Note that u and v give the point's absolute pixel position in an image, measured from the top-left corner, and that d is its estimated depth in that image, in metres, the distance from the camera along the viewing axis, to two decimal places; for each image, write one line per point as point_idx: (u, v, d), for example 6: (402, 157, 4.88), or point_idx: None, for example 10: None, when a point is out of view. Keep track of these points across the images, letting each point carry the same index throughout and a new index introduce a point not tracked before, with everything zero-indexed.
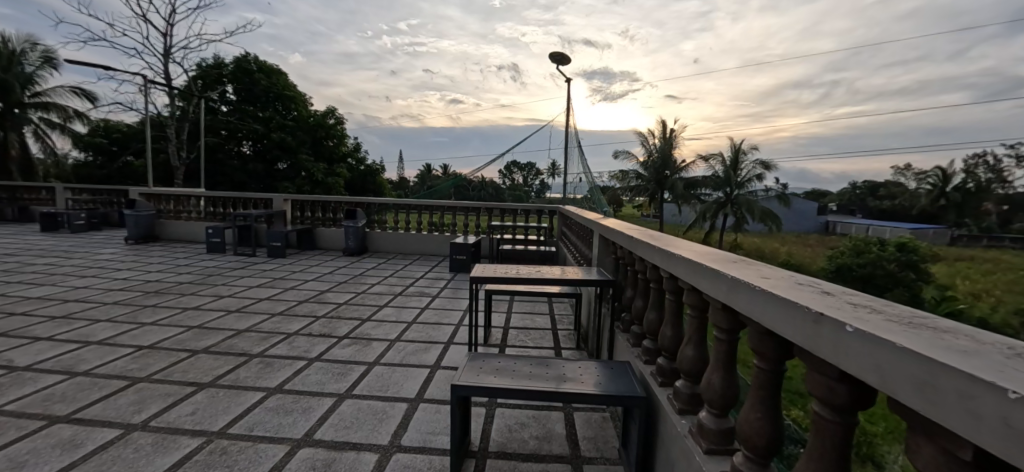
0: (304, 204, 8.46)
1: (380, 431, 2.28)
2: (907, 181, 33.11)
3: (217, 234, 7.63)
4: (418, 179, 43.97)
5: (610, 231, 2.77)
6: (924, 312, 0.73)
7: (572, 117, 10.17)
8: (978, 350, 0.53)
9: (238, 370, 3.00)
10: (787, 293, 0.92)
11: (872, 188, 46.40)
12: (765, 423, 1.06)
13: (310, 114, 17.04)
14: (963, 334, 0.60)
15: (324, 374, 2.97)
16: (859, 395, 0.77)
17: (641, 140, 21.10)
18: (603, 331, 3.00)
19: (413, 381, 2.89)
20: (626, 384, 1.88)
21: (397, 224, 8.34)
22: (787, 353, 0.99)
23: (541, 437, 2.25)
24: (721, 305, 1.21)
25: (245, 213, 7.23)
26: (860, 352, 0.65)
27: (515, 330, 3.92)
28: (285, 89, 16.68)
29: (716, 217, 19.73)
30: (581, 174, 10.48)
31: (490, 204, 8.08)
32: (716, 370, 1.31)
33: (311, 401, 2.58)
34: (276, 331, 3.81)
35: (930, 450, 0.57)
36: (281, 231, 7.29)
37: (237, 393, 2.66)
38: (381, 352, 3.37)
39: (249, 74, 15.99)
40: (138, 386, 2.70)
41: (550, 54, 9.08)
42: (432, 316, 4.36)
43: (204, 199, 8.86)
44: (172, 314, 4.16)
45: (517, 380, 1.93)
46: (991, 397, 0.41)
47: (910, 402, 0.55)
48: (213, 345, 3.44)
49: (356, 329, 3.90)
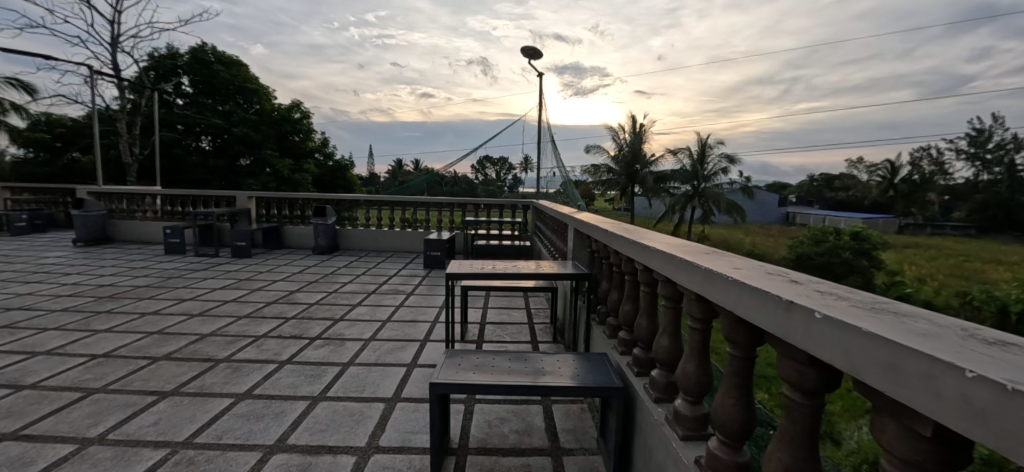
0: (269, 201, 8.12)
1: (357, 432, 2.22)
2: (859, 174, 35.30)
3: (176, 234, 7.17)
4: (390, 174, 42.73)
5: (584, 225, 2.77)
6: (884, 298, 0.77)
7: (544, 112, 10.20)
8: (937, 333, 0.56)
9: (204, 376, 2.85)
10: (758, 282, 0.95)
11: (826, 180, 49.10)
12: (739, 408, 1.10)
13: (274, 107, 16.40)
14: (921, 318, 0.64)
15: (297, 376, 2.87)
16: (827, 377, 0.80)
17: (612, 135, 21.47)
18: (579, 324, 3.03)
19: (390, 380, 2.84)
20: (603, 375, 1.90)
21: (369, 222, 8.11)
22: (757, 341, 1.03)
23: (520, 431, 2.26)
24: (696, 295, 1.24)
25: (207, 211, 6.86)
26: (827, 337, 0.68)
27: (492, 325, 3.94)
28: (246, 81, 15.96)
29: (685, 209, 20.27)
30: (554, 168, 10.17)
31: (464, 200, 8.04)
32: (691, 359, 1.34)
33: (283, 405, 2.49)
34: (244, 334, 3.64)
35: (895, 428, 0.60)
36: (247, 230, 6.96)
37: (204, 400, 2.53)
38: (355, 353, 3.27)
39: (207, 65, 15.19)
40: (93, 398, 2.51)
41: (522, 48, 9.21)
42: (408, 314, 4.29)
43: (161, 198, 8.34)
44: (129, 321, 3.89)
45: (497, 375, 1.92)
46: (951, 378, 0.45)
47: (876, 385, 0.58)
48: (176, 351, 3.25)
49: (329, 330, 3.79)
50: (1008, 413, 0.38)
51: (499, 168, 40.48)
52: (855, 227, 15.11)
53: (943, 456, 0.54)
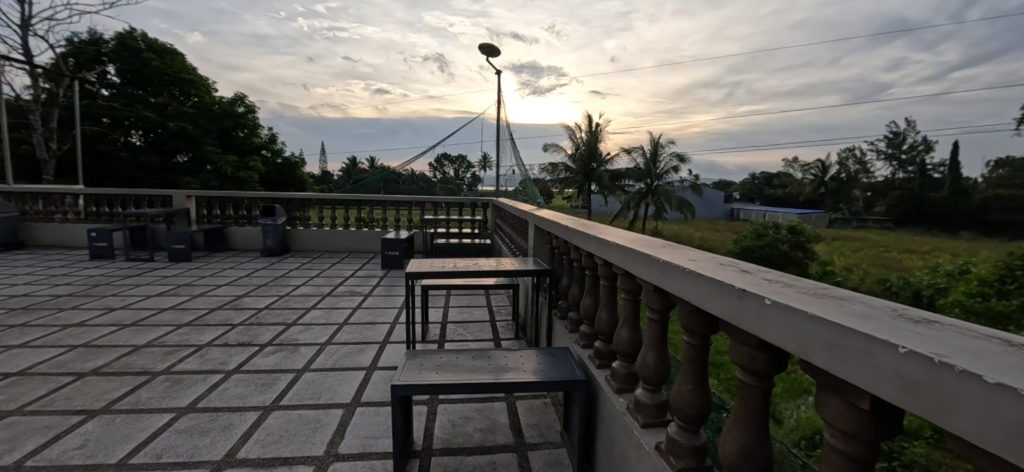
0: (211, 201, 7.55)
1: (314, 441, 2.11)
2: (794, 173, 38.45)
3: (103, 237, 6.46)
4: (344, 173, 41.12)
5: (544, 222, 2.80)
6: (824, 284, 0.83)
7: (502, 109, 10.19)
8: (871, 314, 0.61)
9: (139, 391, 2.58)
10: (713, 272, 0.99)
11: (766, 179, 53.04)
12: (695, 393, 1.15)
13: (215, 100, 15.13)
14: (857, 301, 0.69)
15: (246, 386, 2.67)
16: (776, 361, 0.85)
17: (569, 134, 21.88)
18: (540, 320, 3.06)
19: (348, 384, 2.72)
20: (565, 368, 1.93)
21: (323, 221, 7.75)
22: (712, 328, 1.08)
23: (485, 429, 2.24)
24: (654, 287, 1.28)
25: (139, 211, 6.23)
26: (777, 322, 0.72)
27: (454, 324, 3.88)
28: (182, 72, 14.69)
29: (640, 207, 21.08)
30: (513, 165, 10.19)
31: (422, 198, 7.91)
32: (650, 350, 1.39)
33: (230, 417, 2.31)
34: (185, 343, 3.34)
35: (835, 402, 0.64)
36: (186, 231, 6.40)
37: (140, 417, 2.29)
38: (310, 358, 3.11)
39: (137, 52, 13.88)
40: (5, 423, 2.20)
41: (480, 45, 9.15)
42: (366, 316, 4.13)
43: (84, 197, 7.47)
44: (48, 334, 3.43)
45: (461, 374, 1.89)
46: (888, 354, 0.49)
47: (822, 364, 0.62)
48: (106, 364, 2.92)
49: (281, 335, 3.57)
50: (940, 384, 0.41)
51: (459, 166, 40.11)
52: (791, 222, 16.37)
53: (877, 425, 0.60)
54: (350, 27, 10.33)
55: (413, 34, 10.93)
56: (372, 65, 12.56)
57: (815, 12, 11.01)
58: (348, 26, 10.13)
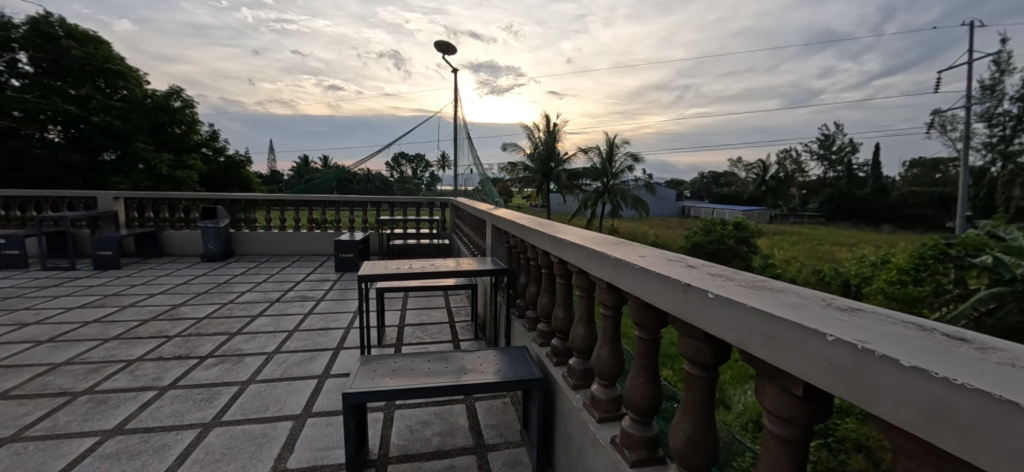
0: (142, 203, 6.86)
1: (259, 457, 1.95)
2: (738, 172, 41.10)
3: (12, 245, 5.68)
4: (295, 173, 38.97)
5: (501, 220, 2.78)
6: (762, 277, 0.86)
7: (460, 108, 10.07)
8: (804, 303, 0.64)
9: (57, 414, 2.28)
10: (661, 268, 1.00)
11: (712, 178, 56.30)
12: (647, 387, 1.17)
13: (147, 94, 13.64)
14: (790, 292, 0.72)
15: (183, 402, 2.43)
16: (720, 352, 0.88)
17: (528, 133, 22.04)
18: (499, 319, 3.04)
19: (298, 395, 2.55)
20: (523, 367, 1.91)
21: (270, 223, 7.32)
22: (662, 322, 1.10)
23: (444, 433, 2.18)
24: (607, 283, 1.29)
25: (56, 214, 5.50)
26: (719, 315, 0.73)
27: (411, 327, 3.75)
28: (108, 61, 13.27)
29: (596, 205, 21.58)
30: (471, 164, 10.11)
31: (377, 198, 7.65)
32: (605, 345, 1.40)
33: (165, 437, 2.09)
34: (112, 359, 3.00)
35: (772, 390, 0.66)
36: (115, 236, 5.76)
37: (58, 443, 2.02)
38: (256, 369, 2.89)
39: (52, 38, 12.46)
40: None
41: (437, 42, 8.98)
42: (318, 322, 3.91)
43: None
44: None
45: (418, 378, 1.82)
46: (817, 341, 0.50)
47: (760, 352, 0.63)
48: (15, 387, 2.56)
49: (223, 346, 3.29)
50: (864, 367, 0.43)
51: (418, 166, 39.28)
52: (737, 218, 17.42)
53: (811, 409, 0.62)
54: (299, 20, 9.77)
55: (367, 30, 10.51)
56: (323, 60, 11.97)
57: (756, 21, 11.72)
58: (297, 19, 9.60)
